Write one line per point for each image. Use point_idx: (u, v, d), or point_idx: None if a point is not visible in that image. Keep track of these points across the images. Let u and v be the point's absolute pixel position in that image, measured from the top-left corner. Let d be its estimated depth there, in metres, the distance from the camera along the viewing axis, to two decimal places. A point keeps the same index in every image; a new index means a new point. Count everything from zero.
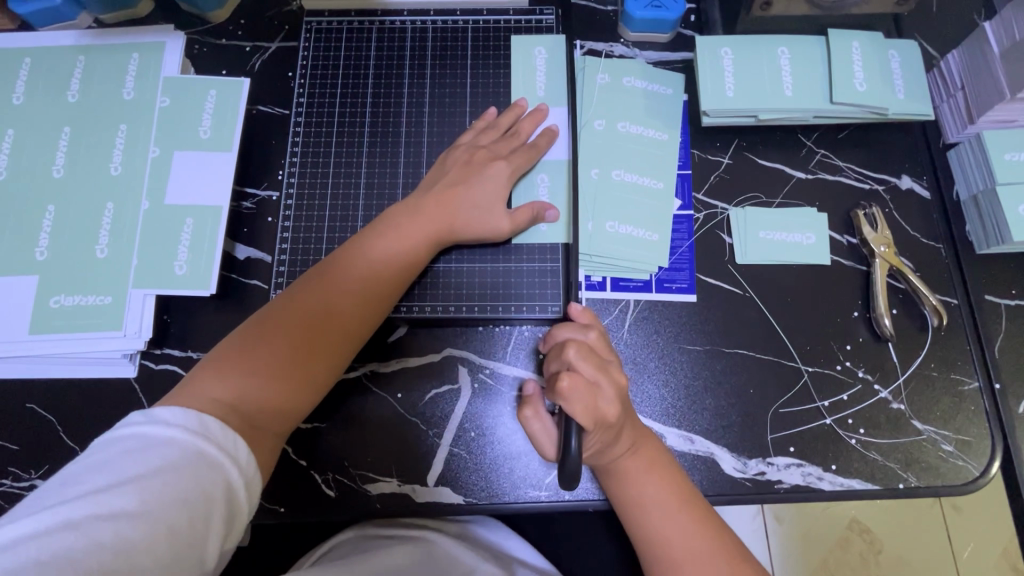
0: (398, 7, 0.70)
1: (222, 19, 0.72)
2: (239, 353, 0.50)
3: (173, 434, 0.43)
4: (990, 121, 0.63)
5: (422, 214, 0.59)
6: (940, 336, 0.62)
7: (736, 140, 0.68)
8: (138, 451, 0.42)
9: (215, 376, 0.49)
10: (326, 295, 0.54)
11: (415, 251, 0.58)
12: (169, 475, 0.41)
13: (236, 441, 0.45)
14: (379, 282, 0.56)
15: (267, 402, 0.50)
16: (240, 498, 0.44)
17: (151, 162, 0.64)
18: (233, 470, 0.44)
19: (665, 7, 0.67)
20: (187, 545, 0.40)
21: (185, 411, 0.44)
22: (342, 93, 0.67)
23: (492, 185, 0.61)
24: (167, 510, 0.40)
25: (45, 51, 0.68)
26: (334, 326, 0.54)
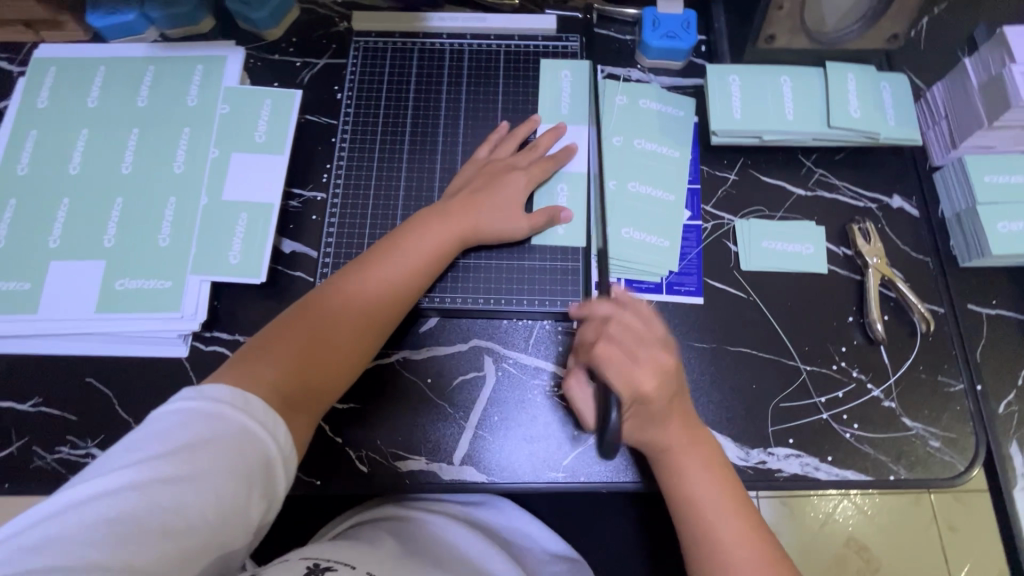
0: (438, 31, 0.77)
1: (276, 37, 0.80)
2: (277, 343, 0.55)
3: (218, 409, 0.46)
4: (972, 147, 0.70)
5: (448, 216, 0.64)
6: (928, 341, 0.67)
7: (741, 159, 0.74)
8: (186, 422, 0.45)
9: (257, 361, 0.53)
10: (355, 292, 0.59)
11: (433, 252, 0.63)
12: (215, 446, 0.45)
13: (273, 418, 0.49)
14: (408, 278, 0.62)
15: (304, 384, 0.54)
16: (278, 467, 0.48)
17: (211, 162, 0.70)
18: (273, 445, 0.48)
19: (679, 38, 0.75)
20: (234, 508, 0.44)
21: (230, 390, 0.48)
22: (385, 106, 0.74)
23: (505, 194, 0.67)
24: (212, 477, 0.44)
25: (118, 62, 0.75)
26: (359, 319, 0.59)
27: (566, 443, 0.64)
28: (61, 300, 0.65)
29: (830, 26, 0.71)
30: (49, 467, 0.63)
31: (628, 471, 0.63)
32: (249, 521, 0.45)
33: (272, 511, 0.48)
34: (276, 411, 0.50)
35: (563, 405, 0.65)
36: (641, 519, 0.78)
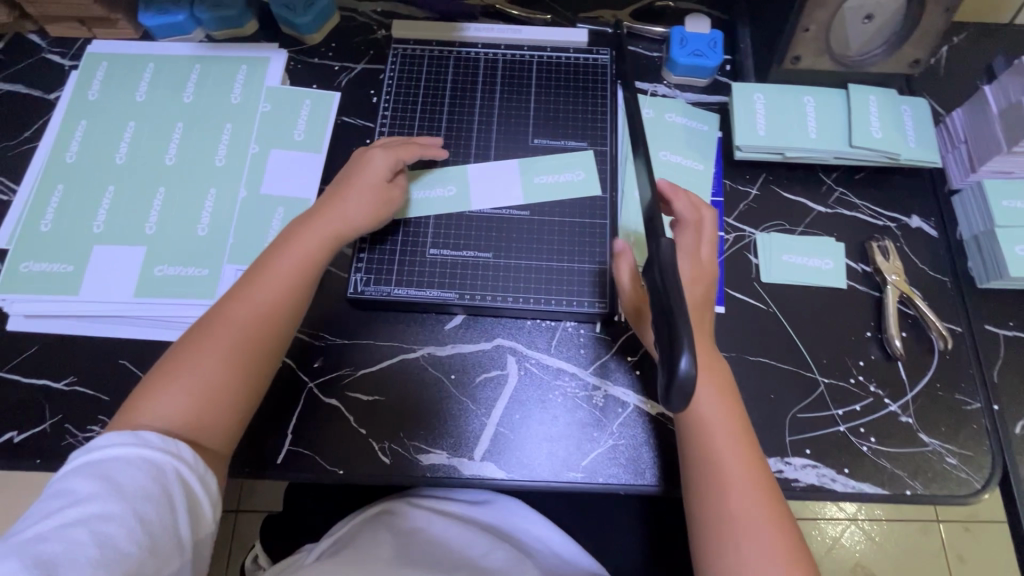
0: (473, 41, 0.80)
1: (316, 42, 0.83)
2: (173, 370, 0.56)
3: (117, 451, 0.49)
4: (990, 172, 0.71)
5: (308, 229, 0.64)
6: (945, 359, 0.68)
7: (763, 174, 0.76)
8: (96, 469, 0.48)
9: (165, 386, 0.55)
10: (234, 311, 0.60)
11: (300, 264, 0.63)
12: (124, 480, 0.48)
13: (181, 446, 0.52)
14: (286, 292, 0.62)
15: (215, 402, 0.56)
16: (200, 490, 0.52)
17: (250, 157, 0.73)
18: (188, 471, 0.51)
19: (706, 56, 0.77)
20: (162, 532, 0.48)
21: (118, 432, 0.50)
22: (420, 110, 0.77)
23: (359, 192, 0.66)
24: (137, 506, 0.47)
25: (166, 59, 0.79)
26: (254, 333, 0.59)
27: (585, 443, 0.65)
28: (101, 283, 0.67)
29: (855, 49, 0.73)
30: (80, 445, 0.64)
31: (646, 474, 0.64)
32: (182, 542, 0.49)
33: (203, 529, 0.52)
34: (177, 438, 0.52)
35: (584, 406, 0.67)
36: (653, 527, 0.79)
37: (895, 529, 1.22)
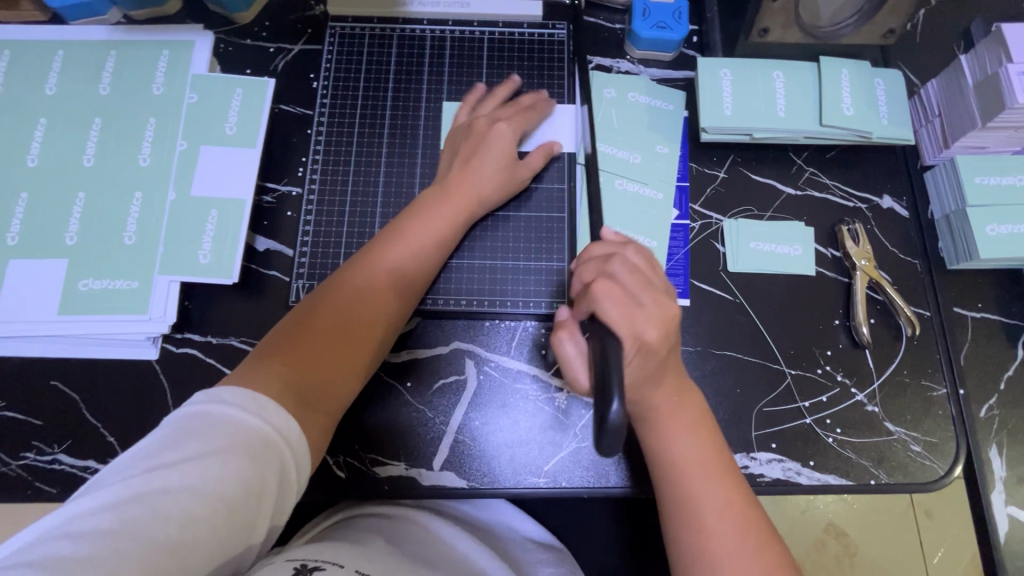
0: (418, 16, 0.73)
1: (247, 20, 0.76)
2: (297, 338, 0.53)
3: (230, 415, 0.44)
4: (963, 148, 0.68)
5: (448, 203, 0.62)
6: (913, 345, 0.67)
7: (731, 155, 0.72)
8: (206, 427, 0.43)
9: (279, 361, 0.51)
10: (362, 282, 0.57)
11: (427, 246, 0.60)
12: (224, 453, 0.42)
13: (292, 424, 0.46)
14: (412, 268, 0.59)
15: (327, 378, 0.52)
16: (292, 477, 0.46)
17: (178, 156, 0.67)
18: (287, 448, 0.45)
19: (670, 28, 0.72)
20: (243, 517, 0.42)
21: (241, 393, 0.45)
22: (362, 96, 0.71)
23: (490, 172, 0.64)
24: (222, 487, 0.41)
25: (77, 45, 0.71)
26: (376, 311, 0.57)
27: (548, 447, 0.63)
28: (22, 301, 0.62)
29: (827, 19, 0.69)
30: (16, 473, 0.61)
31: (611, 476, 0.62)
32: (255, 535, 0.43)
33: (282, 513, 0.46)
34: (289, 410, 0.47)
35: (546, 409, 0.64)
36: (622, 518, 0.78)
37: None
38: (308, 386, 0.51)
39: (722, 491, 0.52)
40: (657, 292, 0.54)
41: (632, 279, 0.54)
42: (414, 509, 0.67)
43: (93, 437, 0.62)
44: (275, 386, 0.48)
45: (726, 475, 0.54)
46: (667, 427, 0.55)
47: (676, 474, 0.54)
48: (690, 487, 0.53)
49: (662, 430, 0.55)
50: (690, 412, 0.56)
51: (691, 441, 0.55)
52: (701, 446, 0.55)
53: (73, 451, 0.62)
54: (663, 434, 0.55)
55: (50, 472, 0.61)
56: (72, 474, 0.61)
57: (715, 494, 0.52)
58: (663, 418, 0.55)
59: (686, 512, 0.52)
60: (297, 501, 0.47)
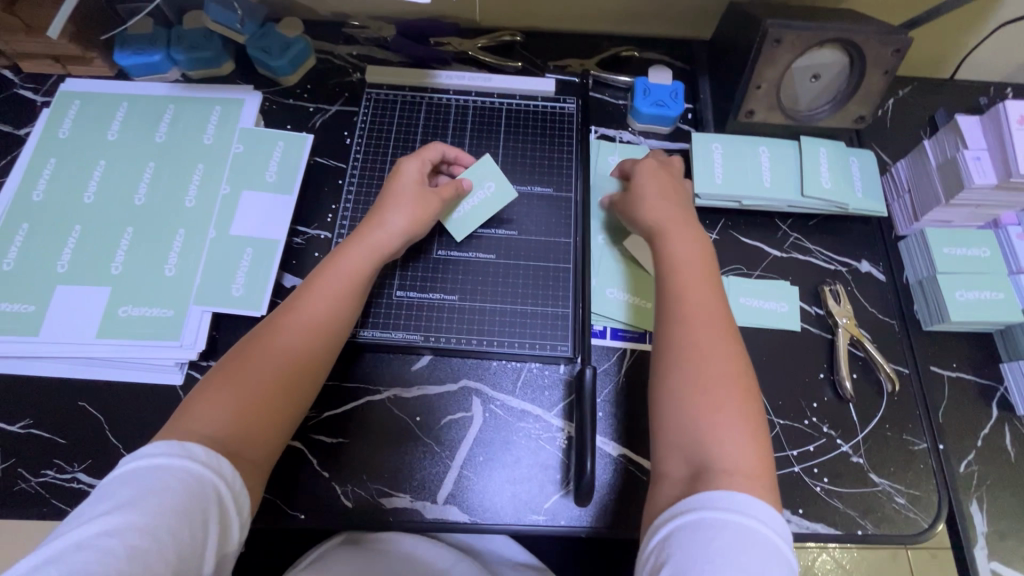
0: (446, 86, 0.83)
1: (291, 83, 0.86)
2: (216, 386, 0.54)
3: (158, 462, 0.46)
4: (932, 221, 0.76)
5: (356, 247, 0.65)
6: (894, 400, 0.71)
7: (723, 220, 0.79)
8: (142, 477, 0.45)
9: (200, 414, 0.52)
10: (282, 327, 0.59)
11: (347, 285, 0.63)
12: (167, 496, 0.44)
13: (221, 460, 0.49)
14: (333, 308, 0.61)
15: (249, 424, 0.53)
16: (230, 506, 0.48)
17: (221, 199, 0.74)
18: (222, 483, 0.48)
19: (667, 106, 0.81)
20: (189, 548, 0.43)
21: (166, 442, 0.47)
22: (391, 153, 0.79)
23: (413, 212, 0.68)
24: (167, 518, 0.43)
25: (139, 98, 0.80)
26: (299, 351, 0.58)
27: (549, 486, 0.66)
28: (63, 323, 0.67)
29: (804, 105, 0.77)
30: (34, 490, 0.63)
31: (609, 516, 0.65)
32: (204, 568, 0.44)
33: (230, 549, 0.47)
34: (217, 453, 0.49)
35: (547, 448, 0.68)
36: None
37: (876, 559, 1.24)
38: (236, 433, 0.52)
39: (733, 384, 0.55)
40: (671, 188, 0.70)
41: (660, 177, 0.71)
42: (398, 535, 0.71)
43: (113, 458, 0.65)
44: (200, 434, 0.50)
45: (741, 381, 0.55)
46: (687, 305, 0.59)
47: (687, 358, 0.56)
48: (699, 364, 0.55)
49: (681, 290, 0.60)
50: (716, 307, 0.60)
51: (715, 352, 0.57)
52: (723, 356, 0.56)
53: (93, 470, 0.64)
54: (684, 310, 0.59)
55: (68, 490, 0.64)
56: (89, 492, 0.64)
57: (722, 381, 0.55)
58: (683, 298, 0.60)
59: (694, 382, 0.55)
60: (242, 537, 0.49)
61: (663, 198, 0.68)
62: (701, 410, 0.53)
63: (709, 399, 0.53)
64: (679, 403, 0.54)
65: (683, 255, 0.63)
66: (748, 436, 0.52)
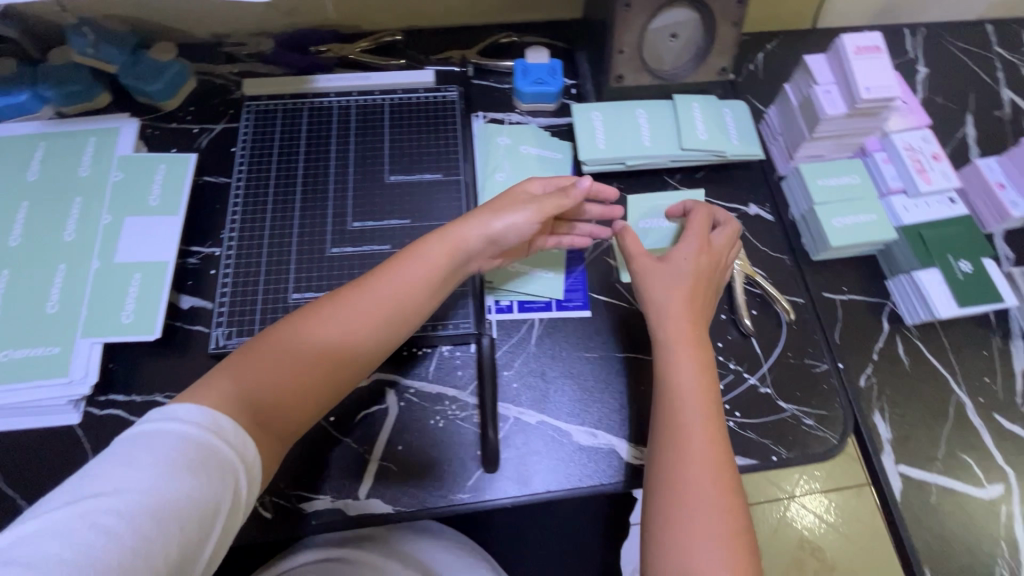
0: (326, 90, 0.81)
1: (173, 107, 0.85)
2: (260, 358, 0.53)
3: (180, 429, 0.45)
4: (804, 158, 0.80)
5: (431, 254, 0.62)
6: (793, 329, 0.74)
7: (615, 184, 0.82)
8: (157, 446, 0.43)
9: (247, 379, 0.52)
10: (334, 317, 0.57)
11: (416, 291, 0.61)
12: (183, 480, 0.42)
13: (248, 444, 0.48)
14: (396, 318, 0.59)
15: (282, 411, 0.52)
16: (241, 501, 0.46)
17: (103, 229, 0.72)
18: (242, 475, 0.46)
19: (547, 83, 0.84)
20: (191, 540, 0.41)
21: (197, 409, 0.46)
22: (276, 160, 0.77)
23: (513, 220, 0.65)
24: (174, 505, 0.41)
25: (8, 140, 0.77)
26: (343, 349, 0.57)
27: (470, 463, 0.66)
28: None
29: (669, 64, 0.81)
30: None
31: (533, 483, 0.65)
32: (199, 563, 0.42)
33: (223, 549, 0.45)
34: (246, 429, 0.48)
35: (464, 428, 0.67)
36: None
37: (843, 499, 1.26)
38: (262, 413, 0.51)
39: (726, 498, 0.53)
40: (681, 279, 0.65)
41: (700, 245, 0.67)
42: (346, 545, 0.71)
43: (9, 509, 0.61)
44: (227, 399, 0.49)
45: (733, 491, 0.54)
46: (689, 422, 0.57)
47: (682, 460, 0.55)
48: (694, 469, 0.54)
49: (688, 404, 0.58)
50: (716, 427, 0.57)
51: (705, 467, 0.55)
52: (720, 468, 0.55)
53: None
54: (687, 441, 0.56)
55: None
56: None
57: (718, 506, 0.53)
58: (684, 417, 0.57)
59: (684, 501, 0.53)
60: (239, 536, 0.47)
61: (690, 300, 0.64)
62: (683, 529, 0.52)
63: (694, 530, 0.52)
64: (666, 508, 0.53)
65: (699, 360, 0.61)
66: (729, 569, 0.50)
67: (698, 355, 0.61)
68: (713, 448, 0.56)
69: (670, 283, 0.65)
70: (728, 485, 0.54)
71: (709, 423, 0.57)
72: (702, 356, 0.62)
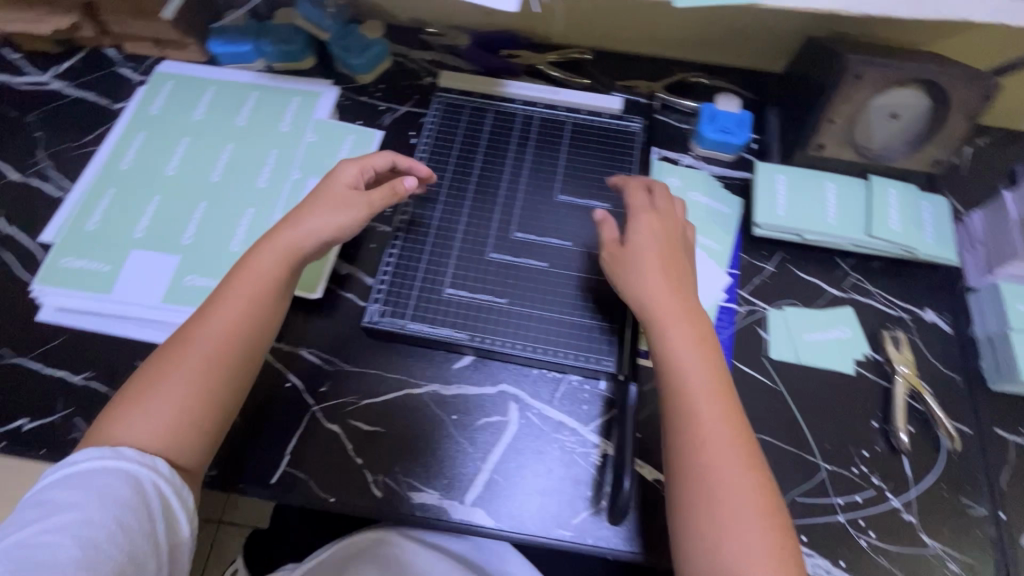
0: (514, 95, 0.83)
1: (366, 82, 0.90)
2: (164, 372, 0.56)
3: (77, 458, 0.52)
4: (1008, 275, 0.72)
5: (273, 246, 0.62)
6: (953, 459, 0.67)
7: (781, 253, 0.78)
8: (76, 480, 0.50)
9: (141, 403, 0.55)
10: (198, 324, 0.59)
11: (269, 275, 0.61)
12: (100, 496, 0.50)
13: (158, 458, 0.53)
14: (240, 314, 0.59)
15: (183, 440, 0.55)
16: (174, 499, 0.53)
17: (291, 184, 0.77)
18: (162, 479, 0.53)
19: (733, 133, 0.81)
20: (136, 533, 0.50)
21: (94, 448, 0.52)
22: (455, 155, 0.79)
23: (313, 224, 0.64)
24: (103, 511, 0.49)
25: (227, 84, 0.85)
26: (216, 349, 0.58)
27: (578, 502, 0.65)
28: (134, 285, 0.70)
29: (878, 143, 0.75)
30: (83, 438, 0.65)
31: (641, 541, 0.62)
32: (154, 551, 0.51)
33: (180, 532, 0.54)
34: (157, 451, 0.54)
35: (580, 463, 0.66)
36: None
37: None
38: (171, 438, 0.55)
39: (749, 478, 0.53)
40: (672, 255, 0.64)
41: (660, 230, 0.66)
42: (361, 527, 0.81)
43: None
44: (159, 434, 0.54)
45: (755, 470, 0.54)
46: (705, 416, 0.56)
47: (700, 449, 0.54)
48: (709, 459, 0.54)
49: (689, 392, 0.57)
50: (728, 411, 0.56)
51: (729, 456, 0.54)
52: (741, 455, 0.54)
53: None
54: (698, 443, 0.55)
55: None
56: None
57: (753, 498, 0.52)
58: (698, 407, 0.56)
59: (705, 491, 0.53)
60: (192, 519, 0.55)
61: (674, 288, 0.62)
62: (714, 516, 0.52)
63: (731, 527, 0.51)
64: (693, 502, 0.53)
65: (687, 338, 0.59)
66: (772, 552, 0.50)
67: (698, 328, 0.60)
68: (727, 435, 0.55)
69: (645, 269, 0.63)
70: (747, 469, 0.54)
71: (722, 414, 0.56)
72: (701, 327, 0.61)
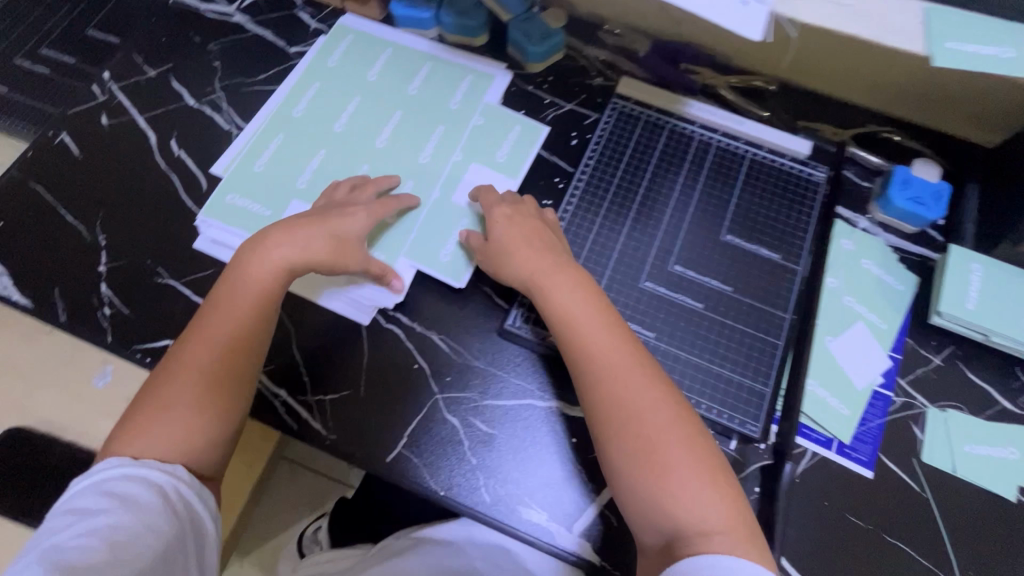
0: (694, 118, 0.78)
1: (535, 71, 0.85)
2: (177, 380, 0.59)
3: (98, 469, 0.53)
4: None
5: (265, 256, 0.64)
6: None
7: (952, 347, 0.70)
8: (101, 488, 0.52)
9: (157, 412, 0.57)
10: (207, 332, 0.61)
11: (261, 284, 0.63)
12: (128, 503, 0.51)
13: (175, 466, 0.55)
14: (243, 316, 0.62)
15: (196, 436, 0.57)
16: (195, 503, 0.55)
17: (451, 165, 0.76)
18: (182, 482, 0.55)
19: (926, 206, 0.73)
20: (166, 533, 0.51)
21: (116, 460, 0.54)
22: (624, 169, 0.76)
23: (317, 238, 0.65)
24: (136, 514, 0.51)
25: (403, 49, 0.84)
26: (224, 352, 0.60)
27: None
28: None
29: None
30: None
31: None
32: (181, 552, 0.53)
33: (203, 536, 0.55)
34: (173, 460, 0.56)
35: None
36: None
37: None
38: (183, 443, 0.57)
39: (706, 480, 0.55)
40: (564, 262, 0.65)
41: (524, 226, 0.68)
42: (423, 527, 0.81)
43: (295, 369, 0.69)
44: (170, 442, 0.56)
45: (713, 467, 0.56)
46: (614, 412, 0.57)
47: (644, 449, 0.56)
48: (656, 453, 0.55)
49: (617, 402, 0.58)
50: (661, 405, 0.58)
51: (669, 450, 0.55)
52: (688, 453, 0.56)
53: (272, 375, 0.68)
54: (609, 395, 0.58)
55: None
56: (264, 393, 0.67)
57: (682, 453, 0.55)
58: (606, 399, 0.58)
59: (657, 480, 0.55)
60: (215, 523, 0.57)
61: (544, 251, 0.66)
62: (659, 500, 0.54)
63: (676, 481, 0.54)
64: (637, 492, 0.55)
65: (604, 344, 0.60)
66: (728, 515, 0.53)
67: (614, 329, 0.61)
68: (677, 441, 0.56)
69: (537, 266, 0.65)
70: (699, 463, 0.55)
71: (667, 422, 0.57)
72: (633, 347, 0.61)
